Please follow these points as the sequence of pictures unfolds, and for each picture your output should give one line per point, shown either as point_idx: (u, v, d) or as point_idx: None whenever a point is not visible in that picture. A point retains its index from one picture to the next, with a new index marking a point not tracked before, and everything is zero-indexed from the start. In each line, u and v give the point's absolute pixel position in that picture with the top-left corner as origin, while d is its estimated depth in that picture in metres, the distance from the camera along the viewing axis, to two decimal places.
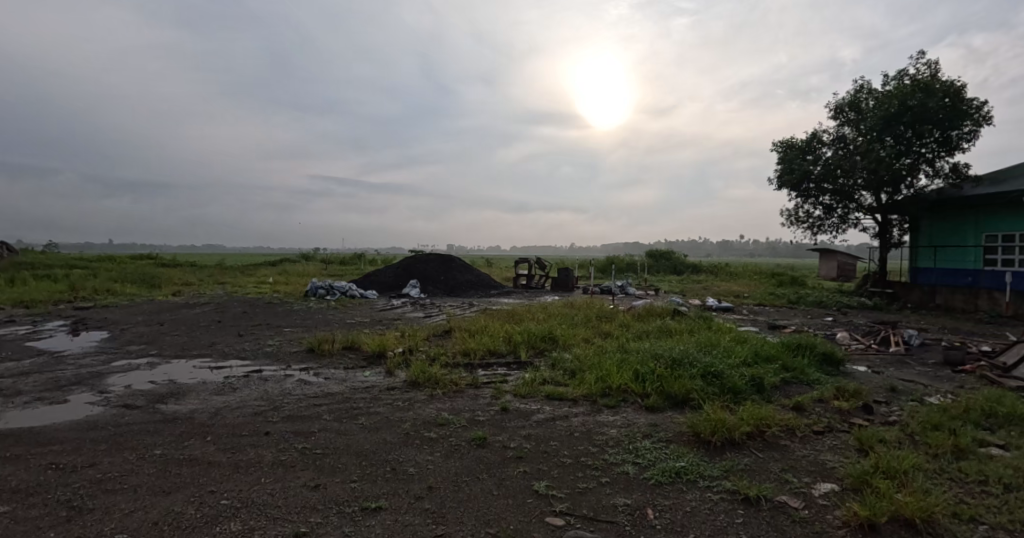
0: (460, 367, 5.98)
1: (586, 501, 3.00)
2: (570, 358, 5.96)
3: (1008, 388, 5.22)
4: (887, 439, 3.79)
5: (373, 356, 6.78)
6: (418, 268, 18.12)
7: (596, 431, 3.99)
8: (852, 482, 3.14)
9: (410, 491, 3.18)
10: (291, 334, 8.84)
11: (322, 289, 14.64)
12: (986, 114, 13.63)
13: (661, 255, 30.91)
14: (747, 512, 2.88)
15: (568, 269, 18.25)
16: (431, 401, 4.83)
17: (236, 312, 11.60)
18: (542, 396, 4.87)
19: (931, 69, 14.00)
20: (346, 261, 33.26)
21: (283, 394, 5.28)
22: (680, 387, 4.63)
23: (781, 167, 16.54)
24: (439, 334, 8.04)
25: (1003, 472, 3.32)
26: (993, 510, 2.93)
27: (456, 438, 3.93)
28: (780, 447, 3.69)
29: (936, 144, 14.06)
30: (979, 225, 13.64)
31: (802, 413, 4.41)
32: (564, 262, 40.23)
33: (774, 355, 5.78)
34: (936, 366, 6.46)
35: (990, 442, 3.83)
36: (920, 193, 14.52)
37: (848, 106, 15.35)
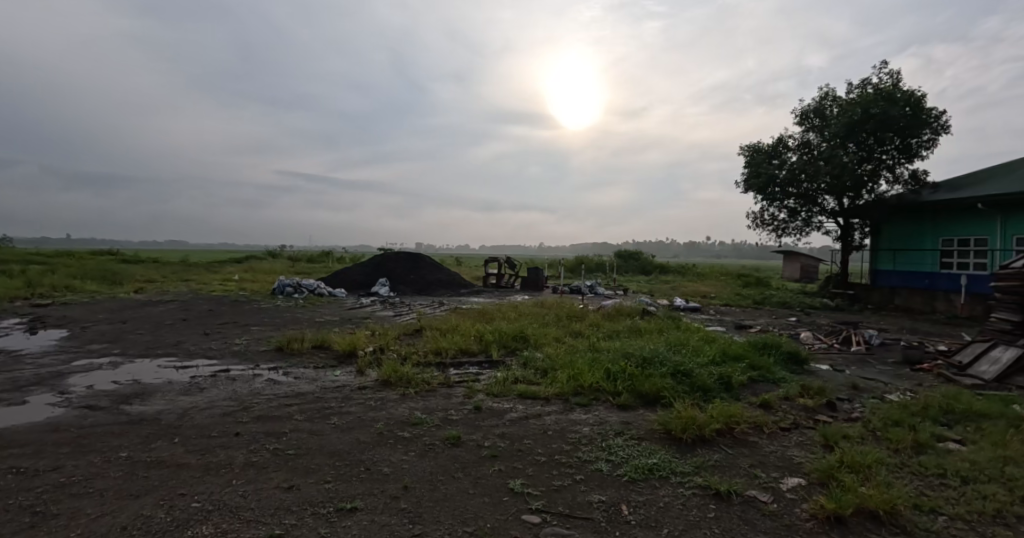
0: (432, 367, 5.94)
1: (562, 499, 3.02)
2: (542, 357, 5.99)
3: (964, 386, 5.45)
4: (852, 435, 3.92)
5: (344, 355, 6.67)
6: (388, 266, 18.04)
7: (569, 429, 4.01)
8: (819, 476, 3.24)
9: (385, 491, 3.16)
10: (259, 332, 8.69)
11: (291, 287, 14.45)
12: (945, 123, 14.16)
13: (630, 256, 31.26)
14: (719, 507, 2.95)
15: (537, 268, 18.33)
16: (403, 400, 4.80)
17: (204, 310, 11.36)
18: (514, 395, 4.87)
19: (893, 79, 14.50)
20: (314, 259, 32.80)
21: (252, 394, 5.18)
22: (651, 385, 4.70)
23: (748, 171, 16.94)
24: (410, 333, 7.95)
25: (961, 465, 3.49)
26: (953, 502, 3.08)
27: (430, 438, 3.90)
28: (750, 444, 3.79)
29: (897, 151, 14.57)
30: (936, 230, 14.25)
31: (769, 409, 4.53)
32: (537, 263, 40.54)
33: (741, 354, 5.91)
34: (896, 364, 6.71)
35: (948, 437, 4.00)
36: (881, 198, 15.00)
37: (813, 112, 15.80)
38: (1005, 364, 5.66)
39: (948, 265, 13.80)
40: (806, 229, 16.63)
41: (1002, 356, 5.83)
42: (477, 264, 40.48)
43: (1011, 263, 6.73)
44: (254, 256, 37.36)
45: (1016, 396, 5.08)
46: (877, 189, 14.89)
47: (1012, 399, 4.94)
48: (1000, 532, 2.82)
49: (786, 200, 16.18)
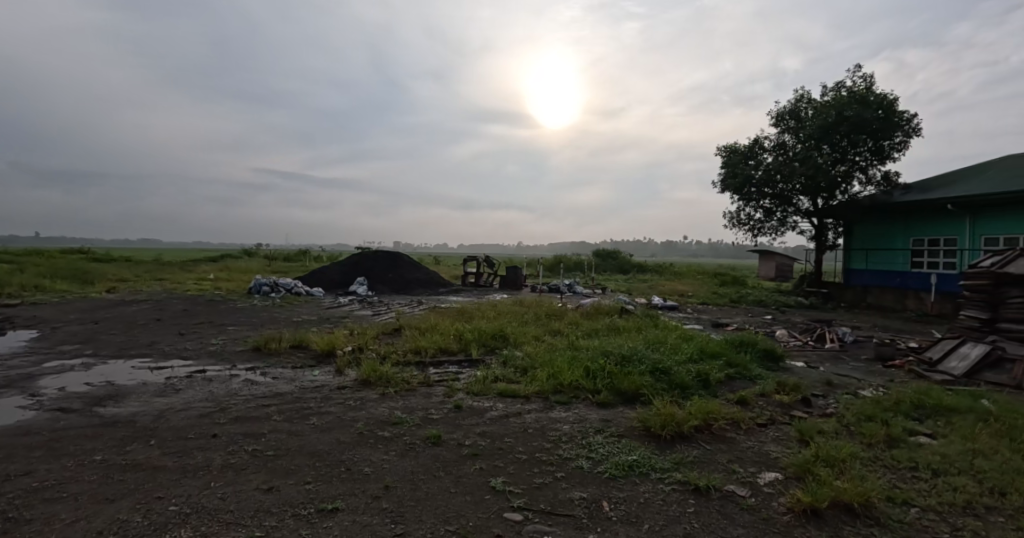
0: (411, 366, 5.92)
1: (543, 496, 3.02)
2: (521, 355, 6.02)
3: (934, 382, 5.61)
4: (826, 430, 4.02)
5: (323, 355, 6.62)
6: (366, 265, 17.92)
7: (550, 427, 4.04)
8: (795, 470, 3.32)
9: (366, 491, 3.16)
10: (235, 332, 8.58)
11: (267, 286, 14.32)
12: (916, 126, 14.53)
13: (609, 255, 31.46)
14: (698, 501, 2.98)
15: (516, 267, 18.39)
16: (383, 399, 4.78)
17: (179, 309, 11.17)
18: (495, 394, 4.88)
19: (866, 82, 14.83)
20: (291, 258, 32.33)
21: (230, 395, 5.12)
22: (630, 383, 4.76)
23: (725, 171, 17.17)
24: (389, 332, 7.91)
25: (932, 459, 3.60)
26: (924, 494, 3.19)
27: (410, 437, 3.90)
28: (727, 440, 3.86)
29: (869, 153, 14.91)
30: (907, 231, 14.61)
31: (746, 406, 4.62)
32: (518, 262, 40.59)
33: (718, 351, 6.01)
34: (869, 361, 6.88)
35: (920, 432, 4.12)
36: (854, 198, 15.33)
37: (789, 114, 16.04)
38: (973, 360, 5.85)
39: (918, 264, 14.14)
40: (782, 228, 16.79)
41: (970, 353, 6.03)
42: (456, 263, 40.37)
43: (977, 263, 6.93)
44: (230, 254, 36.81)
45: (984, 390, 5.26)
46: (851, 190, 15.19)
47: (980, 393, 5.11)
48: (969, 523, 2.92)
49: (762, 200, 16.42)
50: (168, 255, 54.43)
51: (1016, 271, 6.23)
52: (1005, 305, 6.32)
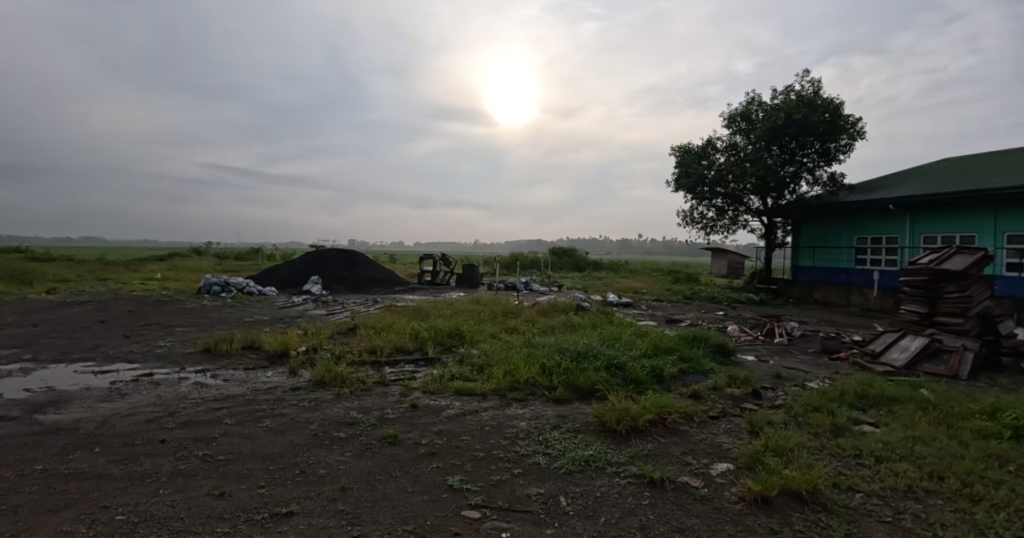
0: (367, 366, 5.84)
1: (501, 493, 3.01)
2: (478, 353, 6.02)
3: (877, 373, 5.92)
4: (775, 421, 4.17)
5: (276, 355, 6.46)
6: (320, 263, 17.56)
7: (507, 424, 4.06)
8: (746, 460, 3.42)
9: (322, 494, 3.10)
10: (184, 333, 8.28)
11: (218, 286, 13.89)
12: (861, 129, 15.20)
13: (564, 253, 31.73)
14: (653, 493, 3.03)
15: (473, 265, 18.37)
16: (339, 400, 4.70)
17: (123, 311, 10.70)
18: (452, 392, 4.87)
19: (814, 87, 15.41)
20: (243, 257, 31.31)
21: (179, 399, 4.94)
22: (586, 379, 4.82)
23: (679, 171, 17.54)
24: (344, 332, 7.77)
25: (874, 446, 3.78)
26: (867, 480, 3.35)
27: (367, 437, 3.85)
28: (681, 433, 3.96)
29: (817, 155, 15.54)
30: (851, 228, 15.27)
31: (699, 399, 4.75)
32: (479, 261, 40.54)
33: (671, 347, 6.16)
34: (815, 353, 7.20)
35: (863, 421, 4.32)
36: (802, 198, 15.96)
37: (740, 115, 16.35)
38: (913, 352, 6.20)
39: (861, 261, 14.84)
40: (734, 227, 17.28)
41: (910, 345, 6.38)
42: (414, 262, 40.00)
43: (916, 259, 7.28)
44: (178, 253, 35.38)
45: (922, 380, 5.58)
46: (799, 190, 15.82)
47: (919, 383, 5.40)
48: (910, 506, 3.09)
49: (714, 199, 16.85)
50: (113, 253, 51.93)
51: (952, 267, 6.58)
52: (941, 299, 6.69)
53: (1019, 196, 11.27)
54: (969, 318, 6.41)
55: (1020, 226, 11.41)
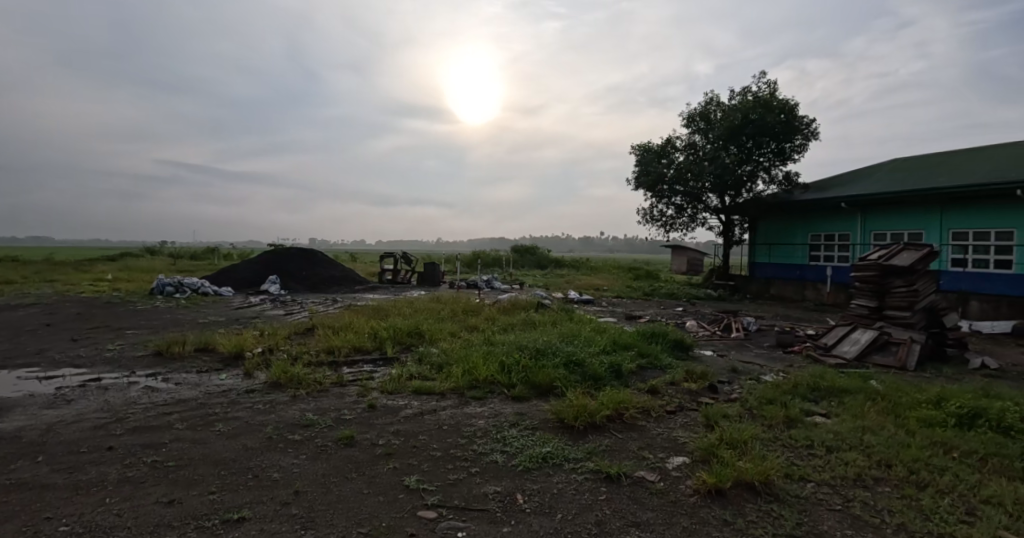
0: (324, 366, 5.72)
1: (458, 492, 2.98)
2: (437, 352, 5.98)
3: (829, 365, 6.14)
4: (730, 414, 4.26)
5: (230, 357, 6.27)
6: (279, 263, 17.15)
7: (465, 423, 4.03)
8: (701, 454, 3.48)
9: (275, 498, 3.01)
10: (135, 336, 7.96)
11: (171, 286, 13.42)
12: (814, 130, 15.74)
13: (526, 251, 31.87)
14: (610, 488, 3.05)
15: (434, 263, 18.27)
16: (294, 401, 4.60)
17: (70, 313, 10.24)
18: (410, 392, 4.81)
19: (770, 88, 15.86)
20: (198, 257, 30.34)
21: (128, 404, 4.74)
22: (545, 376, 4.83)
23: (638, 169, 17.76)
24: (302, 332, 7.60)
25: (824, 436, 3.90)
26: (817, 469, 3.45)
27: (322, 439, 3.77)
28: (638, 428, 4.00)
29: (772, 154, 16.01)
30: (807, 227, 15.77)
31: (656, 394, 4.82)
32: (444, 260, 40.39)
33: (630, 343, 6.23)
34: (770, 347, 7.40)
35: (815, 412, 4.46)
36: (758, 196, 16.41)
37: (699, 115, 16.69)
38: (864, 344, 6.47)
39: (816, 258, 15.37)
40: (692, 225, 17.61)
41: (860, 338, 6.65)
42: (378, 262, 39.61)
43: (867, 255, 7.54)
44: (130, 253, 34.01)
45: (871, 371, 5.80)
46: (756, 189, 16.34)
47: (868, 375, 5.61)
48: (858, 494, 3.19)
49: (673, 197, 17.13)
50: (60, 253, 49.55)
51: (900, 263, 6.85)
52: (890, 294, 6.94)
53: (962, 195, 11.82)
54: (915, 311, 6.68)
55: (965, 224, 11.99)
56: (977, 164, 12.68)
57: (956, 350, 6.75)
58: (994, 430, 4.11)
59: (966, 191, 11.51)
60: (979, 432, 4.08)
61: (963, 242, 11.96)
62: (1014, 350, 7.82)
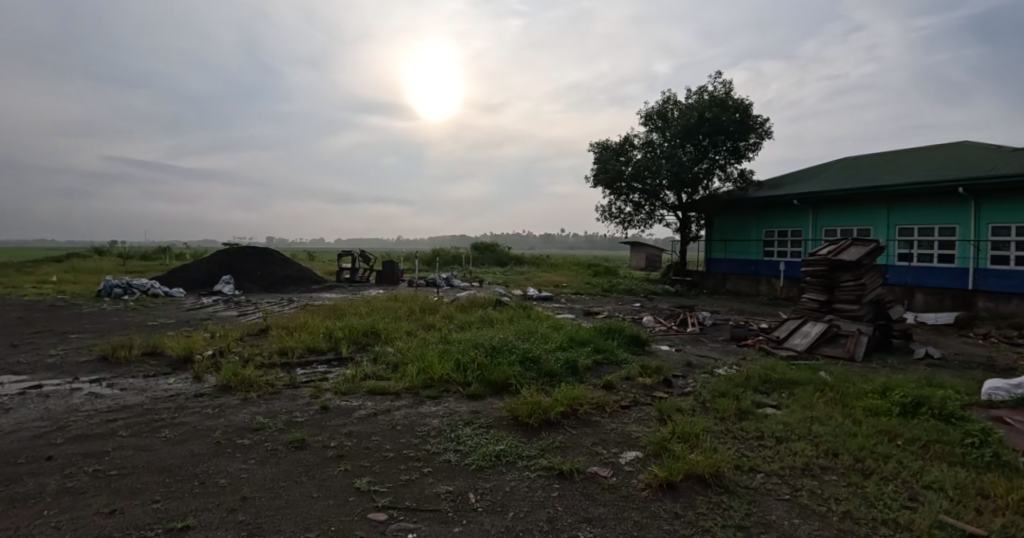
0: (276, 368, 5.58)
1: (409, 493, 2.94)
2: (393, 351, 5.91)
3: (781, 357, 6.32)
4: (683, 408, 4.33)
5: (179, 361, 6.05)
6: (233, 262, 16.66)
7: (418, 423, 3.99)
8: (654, 448, 3.52)
9: (222, 504, 2.91)
10: (79, 340, 7.61)
11: (120, 288, 12.88)
12: (768, 129, 16.17)
13: (486, 248, 31.96)
14: (562, 485, 3.05)
15: (392, 261, 18.07)
16: (245, 404, 4.47)
17: (9, 318, 9.71)
18: (364, 392, 4.74)
19: (726, 88, 16.23)
20: (148, 257, 29.23)
21: (69, 412, 4.52)
22: (500, 373, 4.82)
23: (597, 166, 17.93)
24: (254, 333, 7.40)
25: (774, 427, 4.00)
26: (767, 460, 3.53)
27: (272, 442, 3.67)
28: (592, 423, 4.03)
29: (727, 153, 16.38)
30: (760, 224, 16.18)
31: (611, 390, 4.86)
32: (407, 259, 40.04)
33: (587, 339, 6.28)
34: (725, 341, 7.57)
35: (766, 404, 4.57)
36: (714, 194, 16.78)
37: (657, 114, 16.96)
38: (814, 337, 6.68)
39: (769, 254, 15.84)
40: (650, 222, 17.83)
41: (811, 331, 6.86)
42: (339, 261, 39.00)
43: (817, 251, 7.78)
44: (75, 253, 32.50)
45: (821, 363, 5.99)
46: (711, 186, 16.72)
47: (817, 366, 5.80)
48: (806, 483, 3.28)
49: (632, 194, 17.37)
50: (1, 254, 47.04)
51: (849, 258, 7.09)
52: (839, 288, 7.19)
53: (908, 193, 12.33)
54: (863, 304, 6.93)
55: (910, 220, 12.52)
56: (922, 163, 13.25)
57: (902, 341, 7.04)
58: (935, 417, 4.28)
59: (911, 188, 12.01)
60: (921, 420, 4.24)
61: (909, 238, 12.51)
62: (955, 340, 8.21)
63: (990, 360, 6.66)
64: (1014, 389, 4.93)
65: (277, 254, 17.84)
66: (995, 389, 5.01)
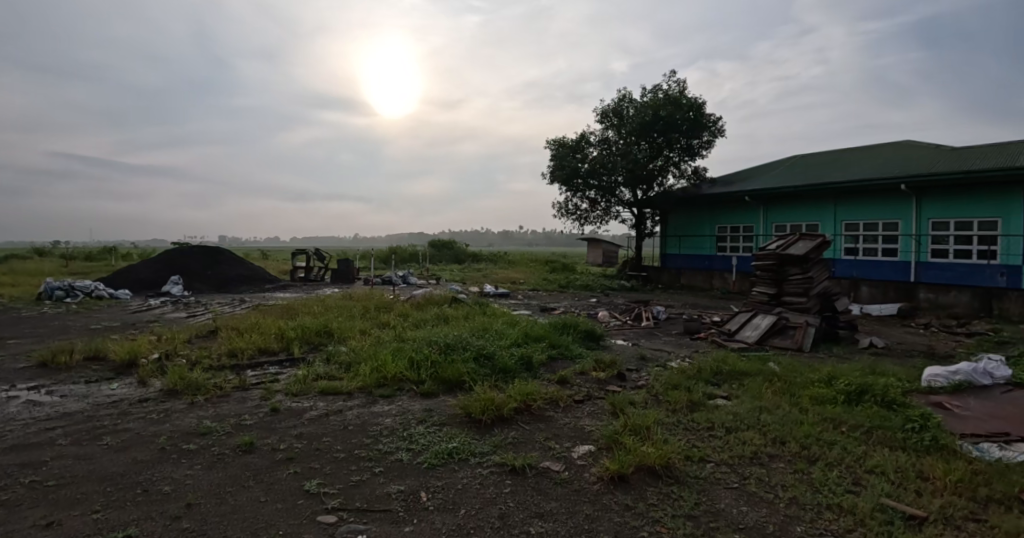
0: (225, 370, 5.43)
1: (360, 494, 2.91)
2: (346, 351, 5.83)
3: (732, 349, 6.51)
4: (635, 401, 4.40)
5: (123, 366, 5.81)
6: (181, 262, 16.08)
7: (371, 422, 3.95)
8: (605, 441, 3.58)
9: (166, 512, 2.82)
10: (15, 346, 7.22)
11: (61, 290, 12.26)
12: (720, 127, 16.59)
13: (444, 245, 31.82)
14: (514, 481, 3.07)
15: (347, 260, 17.85)
16: (191, 409, 4.34)
17: None
18: (316, 392, 4.66)
19: (680, 86, 16.56)
20: (91, 257, 27.99)
21: (2, 421, 4.28)
22: (454, 371, 4.82)
23: (553, 163, 18.05)
24: (203, 334, 7.18)
25: (724, 418, 4.12)
26: (717, 450, 3.63)
27: (219, 447, 3.57)
28: (545, 418, 4.06)
29: (681, 150, 16.75)
30: (712, 220, 16.66)
31: (566, 384, 4.92)
32: (367, 258, 39.50)
33: (542, 334, 6.32)
34: (679, 334, 7.75)
35: (716, 395, 4.70)
36: (669, 191, 17.15)
37: (612, 111, 17.19)
38: (764, 329, 6.90)
39: (723, 249, 16.28)
40: (605, 218, 18.02)
41: (761, 323, 7.09)
42: (296, 260, 38.16)
43: (767, 245, 8.04)
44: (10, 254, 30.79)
45: (771, 354, 6.20)
46: (666, 182, 17.06)
47: (767, 357, 6.00)
48: (754, 471, 3.39)
49: (588, 191, 17.59)
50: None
51: (797, 252, 7.35)
52: (788, 281, 7.47)
53: (854, 190, 12.85)
54: (810, 297, 7.20)
55: (855, 215, 13.06)
56: (867, 161, 13.82)
57: (848, 331, 7.35)
58: (878, 404, 4.48)
59: (856, 186, 12.51)
60: (865, 407, 4.43)
61: (855, 232, 13.05)
62: (898, 329, 8.62)
63: (929, 348, 7.02)
64: (951, 375, 5.21)
65: (229, 254, 17.29)
66: (934, 375, 5.27)
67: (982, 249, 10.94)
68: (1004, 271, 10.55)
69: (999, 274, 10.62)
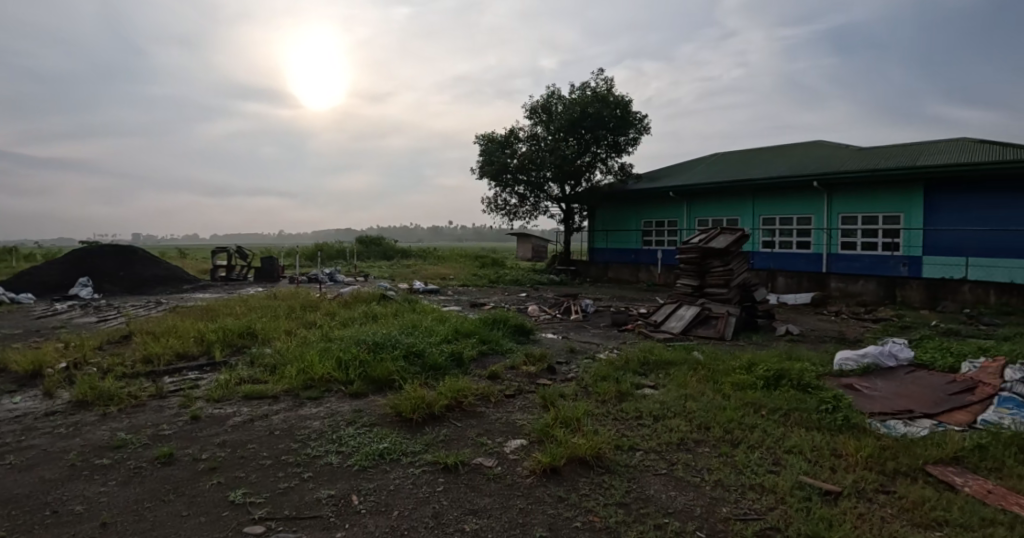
0: (139, 377, 5.12)
1: (289, 501, 2.85)
2: (271, 352, 5.64)
3: (658, 340, 6.79)
4: (565, 394, 4.52)
5: (26, 378, 5.37)
6: (89, 262, 14.97)
7: (299, 426, 3.86)
8: (537, 434, 3.66)
9: (77, 534, 2.64)
10: None
11: None
12: (645, 125, 17.10)
13: (374, 243, 31.24)
14: (447, 479, 3.09)
15: (272, 257, 17.21)
16: (103, 420, 4.07)
17: None
18: (239, 397, 4.50)
19: (606, 85, 16.95)
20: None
21: None
22: (384, 369, 4.78)
23: (483, 159, 18.09)
24: (115, 340, 6.74)
25: (651, 407, 4.31)
26: (645, 438, 3.80)
27: (135, 460, 3.38)
28: (477, 414, 4.10)
29: (608, 147, 17.15)
30: (637, 215, 17.27)
31: (496, 379, 4.98)
32: (299, 255, 38.24)
33: (472, 330, 6.35)
34: (608, 327, 7.99)
35: (644, 385, 4.91)
36: (596, 187, 17.49)
37: (541, 108, 17.42)
38: (688, 320, 7.24)
39: (648, 243, 16.87)
40: (534, 213, 18.21)
41: (685, 314, 7.43)
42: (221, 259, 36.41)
43: (691, 240, 8.45)
44: None
45: (695, 344, 6.52)
46: (592, 177, 17.39)
47: (692, 347, 6.31)
48: (681, 456, 3.57)
49: (517, 186, 17.74)
50: None
51: (718, 246, 7.78)
52: (710, 273, 7.87)
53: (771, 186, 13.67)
54: (730, 288, 7.64)
55: (772, 210, 13.89)
56: (783, 159, 14.73)
57: (765, 320, 7.83)
58: (794, 387, 4.82)
59: (773, 182, 13.32)
60: (782, 391, 4.75)
61: (771, 227, 13.84)
62: (812, 317, 9.28)
63: (838, 334, 7.61)
64: (860, 359, 5.66)
65: (144, 253, 16.25)
66: (846, 358, 5.71)
67: (886, 241, 11.91)
68: (906, 262, 11.58)
69: (902, 265, 11.64)
